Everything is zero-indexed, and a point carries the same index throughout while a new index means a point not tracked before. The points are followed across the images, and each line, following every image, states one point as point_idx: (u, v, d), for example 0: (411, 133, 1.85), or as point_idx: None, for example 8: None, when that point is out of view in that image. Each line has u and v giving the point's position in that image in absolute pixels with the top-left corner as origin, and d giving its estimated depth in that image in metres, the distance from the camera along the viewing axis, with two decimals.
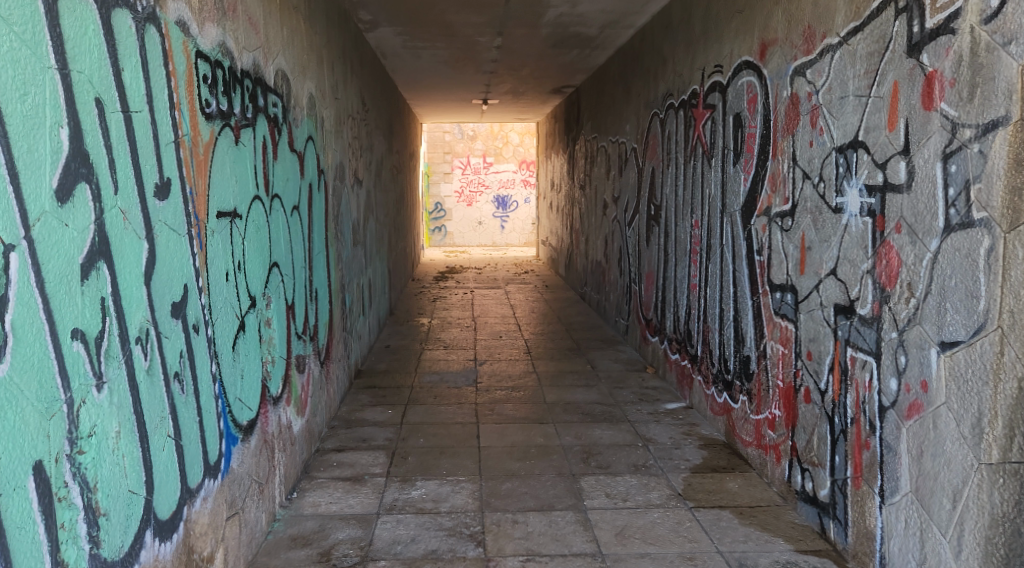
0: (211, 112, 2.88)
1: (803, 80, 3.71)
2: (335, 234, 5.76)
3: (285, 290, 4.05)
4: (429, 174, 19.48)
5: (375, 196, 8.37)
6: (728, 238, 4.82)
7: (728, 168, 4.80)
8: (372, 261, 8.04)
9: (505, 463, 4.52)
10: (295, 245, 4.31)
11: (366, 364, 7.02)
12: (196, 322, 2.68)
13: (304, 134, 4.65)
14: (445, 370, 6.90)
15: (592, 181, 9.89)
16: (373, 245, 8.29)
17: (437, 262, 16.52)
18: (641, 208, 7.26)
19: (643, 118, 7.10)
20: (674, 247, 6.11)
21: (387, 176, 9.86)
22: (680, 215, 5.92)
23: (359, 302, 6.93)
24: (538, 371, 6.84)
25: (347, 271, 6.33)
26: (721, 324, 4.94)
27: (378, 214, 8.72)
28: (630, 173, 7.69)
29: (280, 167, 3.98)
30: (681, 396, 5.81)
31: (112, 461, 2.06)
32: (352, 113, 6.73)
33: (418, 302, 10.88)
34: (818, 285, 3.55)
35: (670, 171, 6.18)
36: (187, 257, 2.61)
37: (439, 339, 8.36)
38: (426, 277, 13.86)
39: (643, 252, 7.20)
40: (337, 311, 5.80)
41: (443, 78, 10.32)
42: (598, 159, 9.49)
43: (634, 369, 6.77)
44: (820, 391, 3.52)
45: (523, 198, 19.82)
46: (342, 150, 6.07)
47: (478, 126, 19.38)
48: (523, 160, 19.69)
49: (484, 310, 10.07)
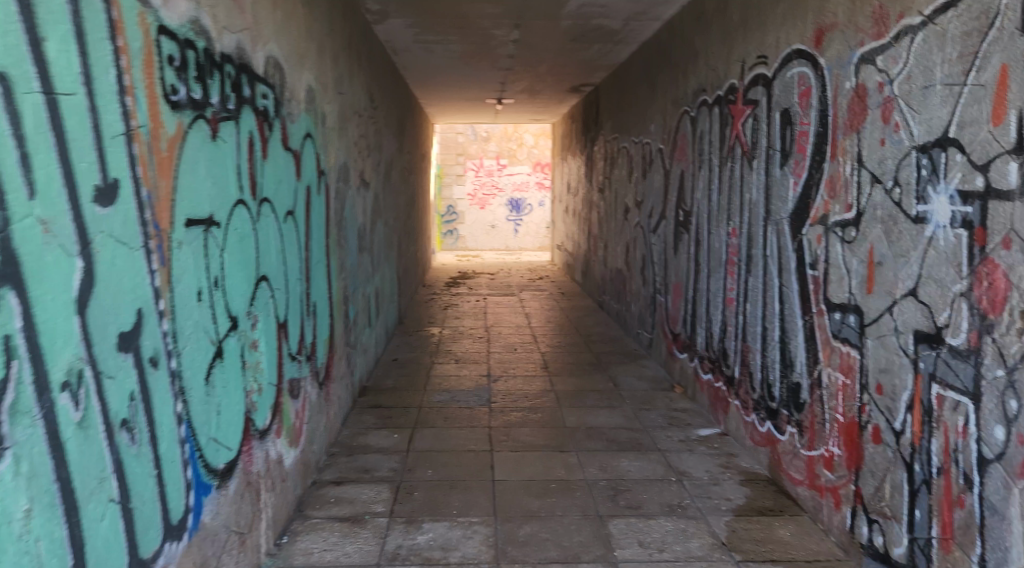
0: (179, 100, 2.40)
1: (873, 68, 3.19)
2: (338, 242, 5.29)
3: (277, 306, 3.57)
4: (442, 176, 19.04)
5: (383, 200, 7.92)
6: (774, 249, 4.30)
7: (774, 171, 4.29)
8: (379, 269, 7.56)
9: (524, 500, 4.04)
10: (290, 256, 3.83)
11: (372, 379, 6.55)
12: (154, 355, 2.19)
13: (302, 131, 4.18)
14: (457, 387, 6.42)
15: (613, 184, 9.39)
16: (382, 251, 7.82)
17: (448, 267, 16.08)
18: (668, 213, 6.76)
19: (671, 117, 6.59)
20: (707, 257, 5.60)
21: (397, 179, 9.41)
22: (714, 223, 5.41)
23: (365, 313, 6.47)
24: (556, 389, 6.35)
25: (351, 280, 5.86)
26: (765, 345, 4.43)
27: (387, 219, 8.27)
28: (656, 176, 7.19)
29: (270, 168, 3.50)
30: (714, 420, 5.31)
31: (20, 547, 1.61)
32: (358, 110, 6.26)
33: (428, 310, 10.42)
34: (892, 307, 3.05)
35: (703, 174, 5.67)
36: (143, 276, 2.12)
37: (450, 351, 7.89)
38: (437, 282, 13.41)
39: (670, 262, 6.69)
40: (340, 325, 5.32)
41: (456, 75, 9.85)
42: (619, 162, 8.99)
43: (661, 388, 6.27)
44: (894, 432, 3.01)
45: (538, 201, 19.34)
46: (346, 150, 5.60)
47: (492, 127, 18.91)
48: (538, 162, 19.20)
49: (498, 320, 9.60)
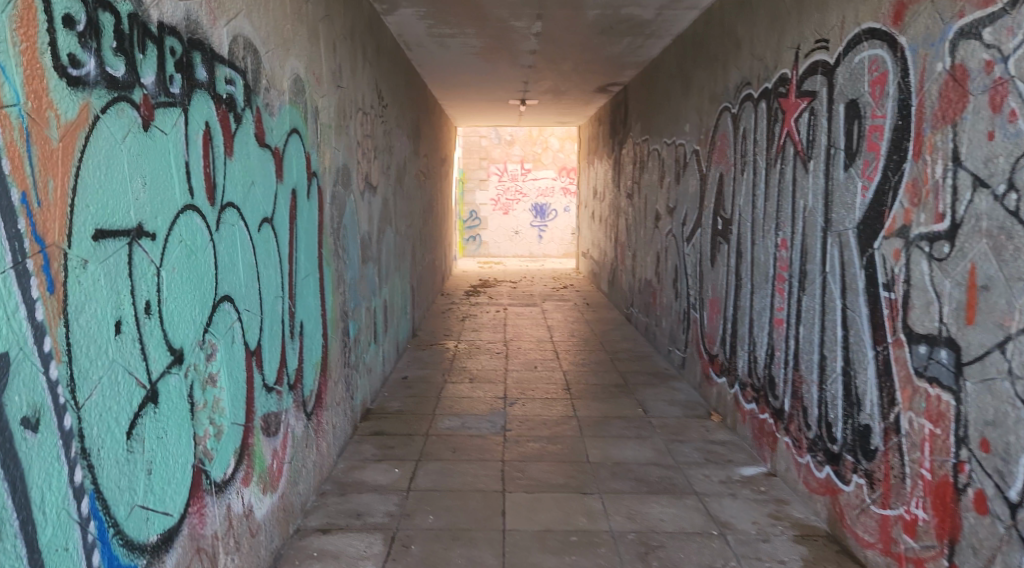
0: (83, 77, 1.91)
1: (977, 44, 2.58)
2: (336, 253, 4.74)
3: (245, 331, 3.01)
4: (464, 181, 18.50)
5: (395, 206, 7.35)
6: (834, 264, 3.66)
7: (836, 175, 3.66)
8: (388, 276, 6.99)
9: (538, 559, 3.45)
10: (265, 271, 3.27)
11: (376, 401, 5.99)
12: (32, 414, 1.73)
13: (286, 125, 3.61)
14: (469, 411, 5.84)
15: (643, 190, 8.76)
16: (393, 260, 7.26)
17: (469, 274, 15.55)
18: (703, 221, 6.12)
19: (709, 115, 5.96)
20: (751, 271, 4.96)
21: (412, 183, 8.86)
22: (760, 233, 4.77)
23: (370, 329, 5.91)
24: (579, 415, 5.74)
25: (353, 293, 5.29)
26: (823, 377, 3.80)
27: (399, 224, 7.73)
28: (690, 180, 6.55)
29: (238, 168, 2.95)
30: (759, 458, 4.66)
31: None
32: (364, 106, 5.70)
33: (445, 321, 9.84)
34: (1004, 344, 2.46)
35: (747, 178, 5.04)
36: (14, 311, 1.69)
37: (464, 368, 7.31)
38: (456, 291, 12.86)
39: (706, 275, 6.05)
40: (337, 344, 4.78)
41: (476, 74, 9.28)
42: (650, 166, 8.36)
43: (696, 416, 5.63)
44: (1007, 502, 2.44)
45: (563, 207, 18.71)
46: (347, 149, 5.04)
47: (516, 130, 18.34)
48: (564, 166, 18.58)
49: (518, 334, 9.00)
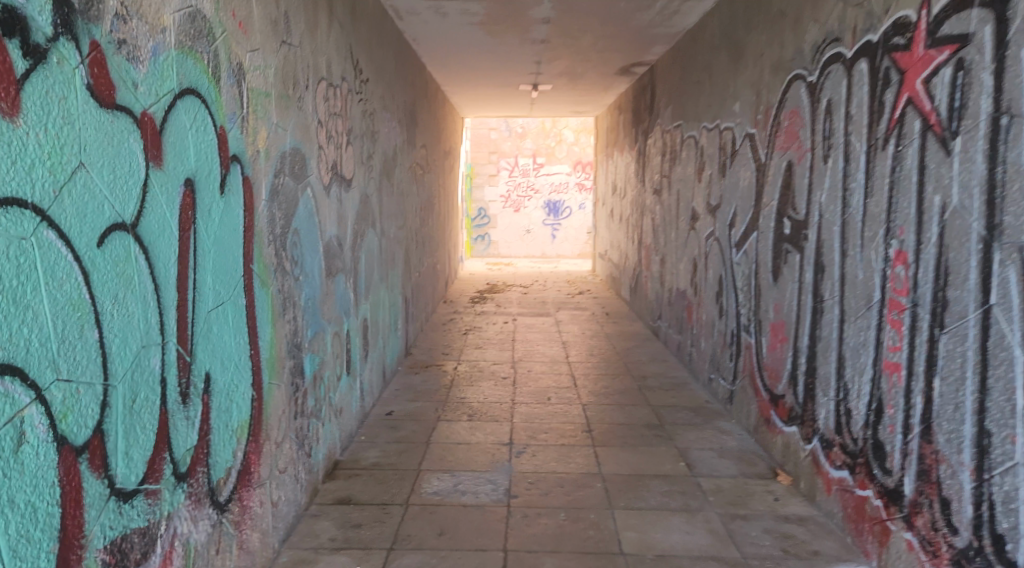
0: None
1: None
2: (281, 268, 3.50)
3: (61, 420, 1.87)
4: (472, 176, 17.26)
5: (380, 206, 6.11)
6: (1010, 294, 2.48)
7: (1015, 158, 2.46)
8: (369, 289, 5.73)
9: None
10: (115, 308, 2.06)
11: (350, 451, 4.76)
12: None
13: (172, 82, 2.35)
14: (465, 465, 4.60)
15: (675, 187, 7.50)
16: (377, 269, 6.01)
17: (477, 278, 14.33)
18: (761, 224, 4.85)
19: (772, 89, 4.67)
20: (839, 292, 3.67)
21: (406, 178, 7.61)
22: (856, 243, 3.50)
23: (338, 359, 4.67)
24: (606, 471, 4.49)
25: (311, 316, 4.04)
26: (983, 462, 2.60)
27: (388, 225, 6.47)
28: (742, 172, 5.27)
29: (37, 144, 1.79)
30: (859, 553, 3.45)
31: None
32: (331, 77, 4.45)
33: (445, 336, 8.61)
34: None
35: (834, 168, 3.75)
36: None
37: (463, 399, 6.07)
38: (461, 297, 11.64)
39: (765, 293, 4.78)
40: (283, 390, 3.53)
41: (480, 50, 8.01)
42: (684, 158, 7.09)
43: (757, 475, 4.37)
44: None
45: (578, 204, 17.43)
46: (299, 130, 3.78)
47: (528, 122, 17.07)
48: (579, 161, 17.29)
49: (529, 353, 7.75)
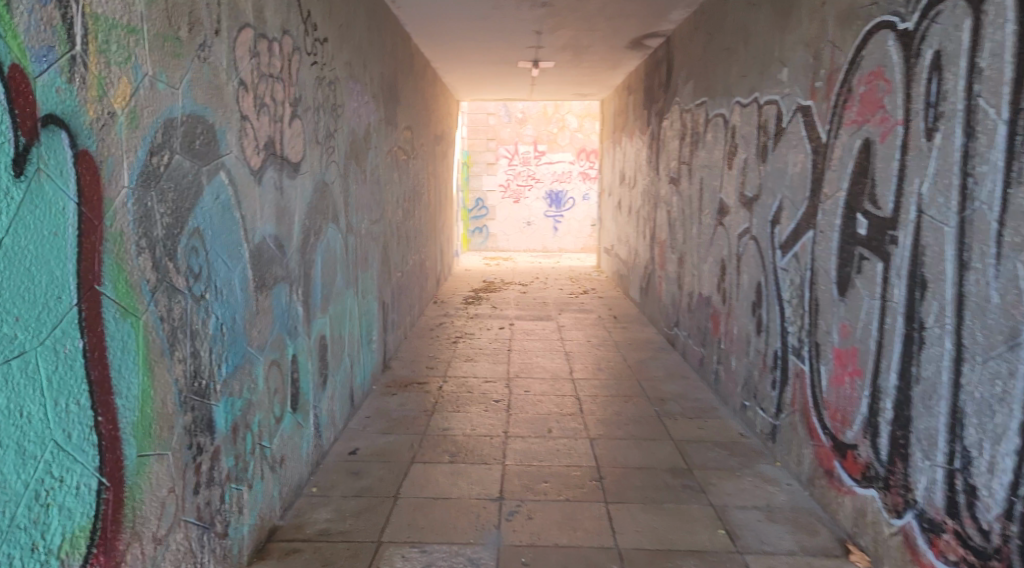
0: None
1: None
2: (163, 284, 2.46)
3: None
4: (469, 164, 16.20)
5: (347, 195, 5.06)
6: None
7: None
8: (330, 297, 4.67)
9: None
10: None
11: (296, 512, 3.74)
12: None
13: None
14: (441, 532, 3.58)
15: (697, 175, 6.43)
16: (341, 272, 4.95)
17: (473, 274, 13.28)
18: (820, 221, 3.80)
19: (839, 48, 3.61)
20: (955, 318, 2.62)
21: (384, 163, 6.55)
22: (992, 251, 2.46)
23: (277, 393, 3.61)
24: (623, 542, 3.47)
25: (228, 346, 2.98)
26: None
27: (358, 219, 5.43)
28: (792, 155, 4.20)
29: None
30: None
31: None
32: (264, 28, 3.40)
33: (433, 344, 7.58)
34: None
35: (945, 143, 2.68)
36: None
37: (446, 429, 5.03)
38: (455, 297, 10.60)
39: (826, 310, 3.73)
40: (166, 459, 2.48)
41: (471, 17, 6.95)
42: (709, 142, 6.03)
43: (822, 551, 3.34)
44: None
45: (582, 194, 16.33)
46: (203, 92, 2.73)
47: (529, 107, 16.01)
48: (583, 148, 16.19)
49: (527, 367, 6.70)
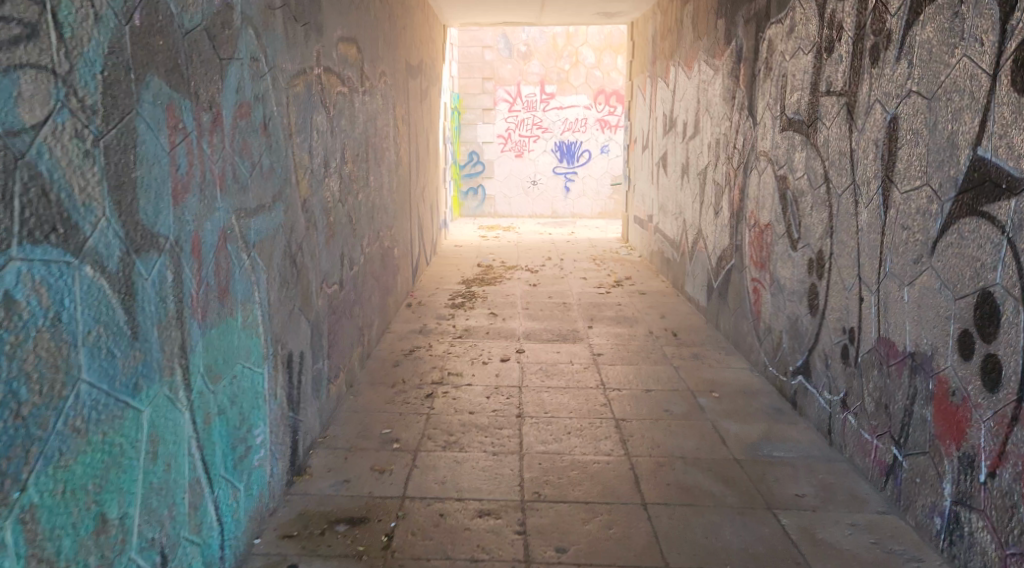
0: None
1: None
2: None
3: None
4: (460, 110, 13.11)
5: (132, 162, 2.03)
6: None
7: None
8: (9, 469, 1.61)
9: None
10: None
11: None
12: None
13: None
14: None
15: (880, 113, 3.42)
16: (95, 366, 1.87)
17: (465, 252, 10.30)
18: None
19: None
20: None
21: (291, 91, 3.54)
22: None
23: None
24: None
25: None
26: None
27: (193, 216, 2.38)
28: None
29: None
30: None
31: None
32: None
33: (395, 399, 4.63)
34: None
35: None
36: None
37: None
38: (440, 293, 7.64)
39: None
40: None
41: None
42: (929, 41, 3.01)
43: None
44: None
45: (599, 146, 13.19)
46: None
47: (535, 37, 12.83)
48: (601, 89, 12.97)
49: (555, 465, 3.74)
